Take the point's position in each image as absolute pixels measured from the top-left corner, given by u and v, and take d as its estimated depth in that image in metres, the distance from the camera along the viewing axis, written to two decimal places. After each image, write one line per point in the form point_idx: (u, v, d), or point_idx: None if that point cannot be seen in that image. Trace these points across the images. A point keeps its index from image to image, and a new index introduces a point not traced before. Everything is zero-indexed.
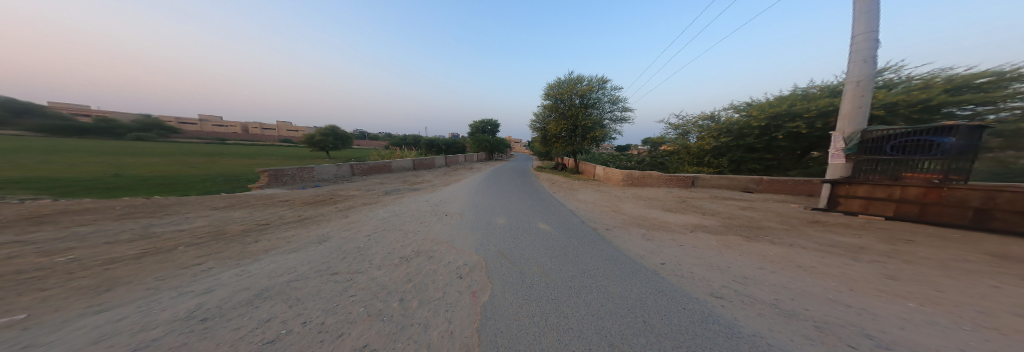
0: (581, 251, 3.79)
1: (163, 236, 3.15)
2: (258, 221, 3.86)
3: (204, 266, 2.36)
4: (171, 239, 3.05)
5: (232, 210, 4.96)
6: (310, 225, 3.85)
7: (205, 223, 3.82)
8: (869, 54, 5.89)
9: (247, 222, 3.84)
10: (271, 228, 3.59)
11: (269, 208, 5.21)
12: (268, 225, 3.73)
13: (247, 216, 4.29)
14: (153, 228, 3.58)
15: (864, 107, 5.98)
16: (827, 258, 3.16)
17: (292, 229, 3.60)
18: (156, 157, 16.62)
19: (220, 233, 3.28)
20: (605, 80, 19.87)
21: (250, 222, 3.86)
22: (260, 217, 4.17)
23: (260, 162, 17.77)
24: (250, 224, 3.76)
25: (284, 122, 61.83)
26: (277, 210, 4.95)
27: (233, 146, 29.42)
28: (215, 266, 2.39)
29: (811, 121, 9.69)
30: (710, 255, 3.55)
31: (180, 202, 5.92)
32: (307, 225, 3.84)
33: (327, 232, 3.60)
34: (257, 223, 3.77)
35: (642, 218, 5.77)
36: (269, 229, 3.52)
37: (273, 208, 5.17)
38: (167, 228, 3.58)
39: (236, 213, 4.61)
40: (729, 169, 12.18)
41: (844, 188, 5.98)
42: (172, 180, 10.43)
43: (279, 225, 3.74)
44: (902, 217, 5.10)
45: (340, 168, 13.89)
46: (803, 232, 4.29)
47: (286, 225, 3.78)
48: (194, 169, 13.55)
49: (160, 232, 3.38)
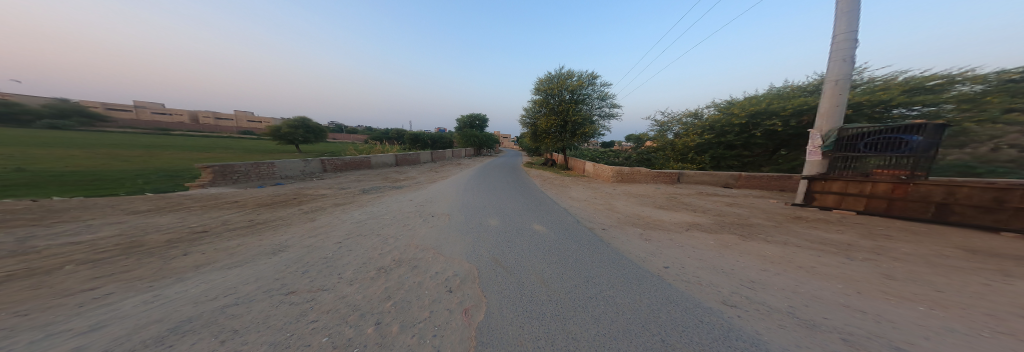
0: (580, 256, 3.56)
1: (44, 252, 2.38)
2: (193, 229, 3.12)
3: (99, 292, 1.64)
4: (58, 255, 2.27)
5: (168, 214, 4.13)
6: (266, 230, 3.19)
7: (117, 232, 3.05)
8: (848, 54, 6.17)
9: (180, 229, 3.13)
10: (210, 234, 2.91)
11: (212, 212, 4.39)
12: (206, 231, 3.04)
13: (179, 222, 3.51)
14: (35, 241, 2.75)
15: (840, 105, 6.28)
16: (824, 257, 3.12)
17: (240, 236, 2.93)
18: (79, 149, 14.16)
19: (136, 243, 2.57)
20: (594, 76, 19.89)
21: (185, 228, 3.16)
22: (197, 224, 3.42)
23: (214, 157, 15.79)
24: (181, 231, 3.06)
25: (245, 113, 56.29)
26: (226, 213, 4.18)
27: (182, 139, 26.03)
28: (117, 290, 1.68)
29: (786, 119, 10.23)
30: (711, 256, 3.46)
31: (84, 206, 4.83)
32: (261, 230, 3.16)
33: (287, 239, 2.96)
34: (192, 230, 3.08)
35: (636, 217, 5.68)
36: (210, 236, 2.84)
37: (218, 212, 4.35)
38: (57, 240, 2.77)
39: (169, 218, 3.80)
40: (710, 165, 12.70)
41: (820, 184, 6.31)
42: (95, 176, 8.83)
43: (223, 231, 3.07)
44: (872, 211, 5.44)
45: (308, 164, 12.67)
46: (791, 229, 4.33)
47: (232, 231, 3.07)
48: (128, 163, 11.69)
49: (45, 245, 2.59)
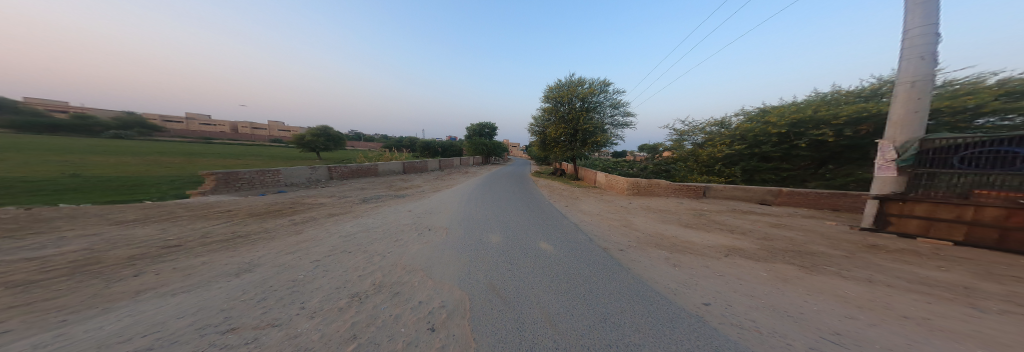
0: (593, 284, 2.98)
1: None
2: (164, 245, 2.93)
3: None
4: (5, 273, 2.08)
5: (165, 225, 4.10)
6: (241, 245, 2.95)
7: (88, 247, 2.89)
8: (928, 50, 5.21)
9: (157, 243, 2.97)
10: (180, 251, 2.71)
11: (199, 223, 4.27)
12: (178, 247, 2.85)
13: (158, 236, 3.36)
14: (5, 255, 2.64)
15: (921, 112, 5.28)
16: (937, 302, 2.27)
17: (210, 253, 2.70)
18: (127, 156, 15.72)
19: (93, 261, 2.36)
20: (607, 83, 19.29)
21: (162, 243, 3.00)
22: (174, 238, 3.24)
23: (239, 163, 16.84)
24: (157, 246, 2.89)
25: (276, 124, 61.51)
26: (218, 225, 4.07)
27: (217, 146, 28.56)
28: (15, 329, 1.36)
29: (839, 129, 8.96)
30: (766, 292, 2.68)
31: (84, 215, 4.97)
32: (236, 247, 2.93)
33: (259, 257, 2.68)
34: (166, 246, 2.90)
35: (659, 237, 4.92)
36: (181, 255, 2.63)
37: (207, 223, 4.23)
38: (29, 254, 2.65)
39: (162, 230, 3.71)
40: (741, 179, 11.48)
41: (896, 205, 5.24)
42: (129, 181, 9.51)
43: (198, 247, 2.89)
44: (977, 243, 4.30)
45: (314, 171, 13.11)
46: (869, 261, 3.41)
47: (206, 247, 2.85)
48: (163, 169, 12.68)
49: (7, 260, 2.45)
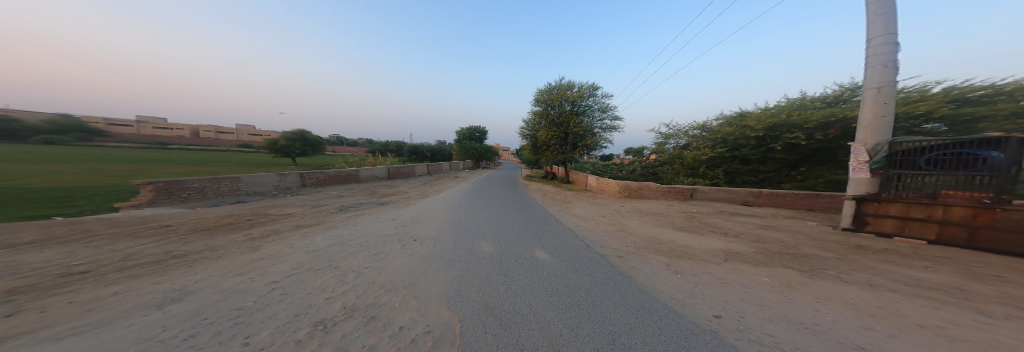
0: (596, 297, 2.73)
1: None
2: (67, 271, 2.47)
3: None
4: None
5: (85, 248, 3.39)
6: (174, 269, 2.63)
7: None
8: (889, 58, 5.63)
9: (60, 275, 2.37)
10: (89, 290, 2.14)
11: (129, 242, 3.64)
12: (87, 282, 2.27)
13: (64, 261, 2.80)
14: None
15: (887, 116, 5.66)
16: (944, 309, 2.21)
17: (128, 280, 2.36)
18: (62, 163, 13.84)
19: None
20: (595, 88, 19.72)
21: (66, 274, 2.39)
22: (81, 263, 2.74)
23: (199, 170, 15.29)
24: (59, 279, 2.29)
25: (246, 127, 57.57)
26: (155, 247, 3.42)
27: (177, 152, 26.07)
28: None
29: (810, 132, 9.55)
30: (776, 301, 2.55)
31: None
32: (167, 271, 2.60)
33: (193, 284, 2.38)
34: (72, 278, 2.31)
35: (656, 241, 4.81)
36: (89, 296, 2.07)
37: (140, 243, 3.61)
38: None
39: (78, 255, 3.05)
40: (724, 181, 11.92)
41: (872, 206, 5.55)
42: (58, 192, 8.26)
43: (118, 281, 2.33)
44: (948, 241, 4.56)
45: (285, 178, 12.17)
46: (862, 263, 3.42)
47: (126, 273, 2.48)
48: (105, 177, 11.20)
49: None
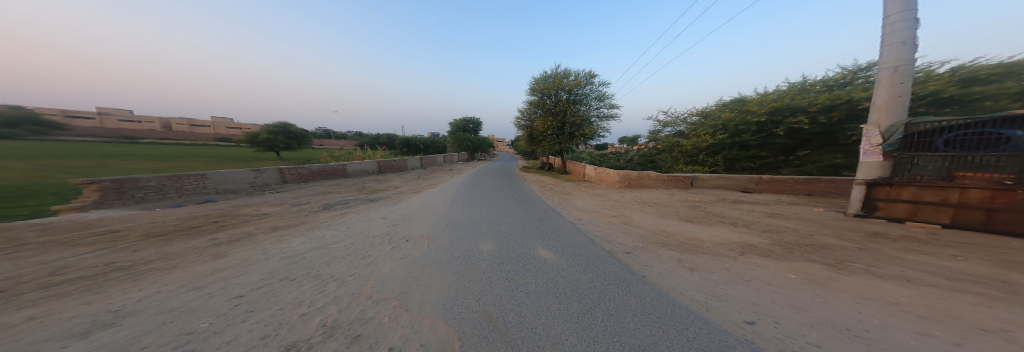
0: (610, 303, 2.44)
1: None
2: None
3: None
4: None
5: (9, 261, 2.88)
6: (113, 286, 2.20)
7: None
8: (908, 36, 5.41)
9: None
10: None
11: (66, 254, 3.14)
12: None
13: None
14: None
15: (903, 96, 5.56)
16: (998, 307, 1.99)
17: (42, 303, 1.92)
18: (13, 161, 12.65)
19: None
20: (591, 75, 19.13)
21: None
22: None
23: (171, 166, 14.30)
24: None
25: (223, 120, 54.76)
26: (98, 258, 2.94)
27: (148, 147, 24.47)
28: None
29: (814, 116, 9.33)
30: (810, 301, 2.29)
31: None
32: (102, 288, 2.17)
33: (132, 303, 1.96)
34: None
35: (664, 234, 4.57)
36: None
37: (79, 254, 3.11)
38: None
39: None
40: (723, 168, 11.68)
41: (883, 190, 5.64)
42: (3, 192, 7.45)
43: (33, 304, 1.89)
44: (963, 224, 4.69)
45: (261, 174, 11.56)
46: (887, 253, 3.23)
47: (45, 294, 2.04)
48: (60, 175, 10.25)
49: None
